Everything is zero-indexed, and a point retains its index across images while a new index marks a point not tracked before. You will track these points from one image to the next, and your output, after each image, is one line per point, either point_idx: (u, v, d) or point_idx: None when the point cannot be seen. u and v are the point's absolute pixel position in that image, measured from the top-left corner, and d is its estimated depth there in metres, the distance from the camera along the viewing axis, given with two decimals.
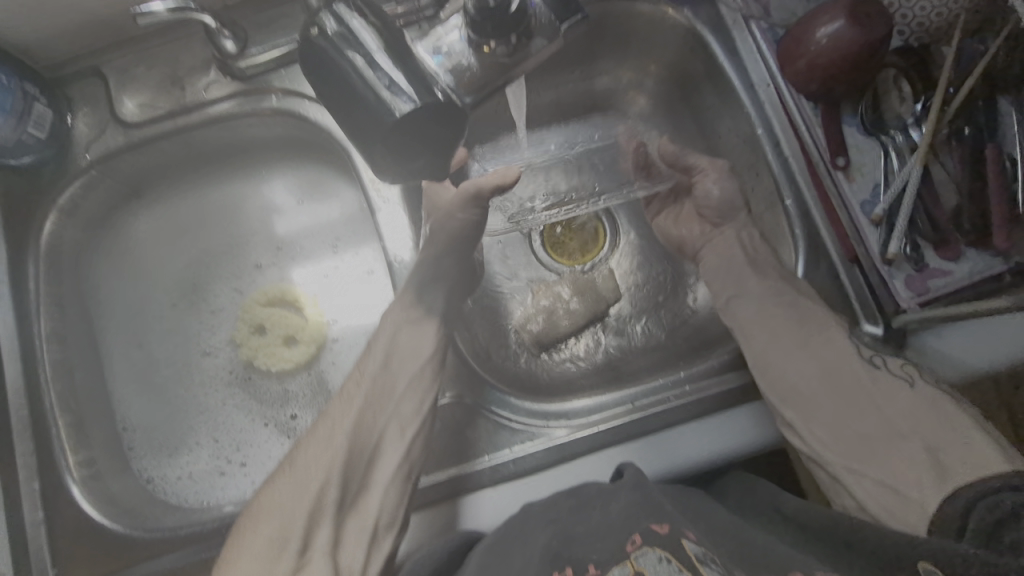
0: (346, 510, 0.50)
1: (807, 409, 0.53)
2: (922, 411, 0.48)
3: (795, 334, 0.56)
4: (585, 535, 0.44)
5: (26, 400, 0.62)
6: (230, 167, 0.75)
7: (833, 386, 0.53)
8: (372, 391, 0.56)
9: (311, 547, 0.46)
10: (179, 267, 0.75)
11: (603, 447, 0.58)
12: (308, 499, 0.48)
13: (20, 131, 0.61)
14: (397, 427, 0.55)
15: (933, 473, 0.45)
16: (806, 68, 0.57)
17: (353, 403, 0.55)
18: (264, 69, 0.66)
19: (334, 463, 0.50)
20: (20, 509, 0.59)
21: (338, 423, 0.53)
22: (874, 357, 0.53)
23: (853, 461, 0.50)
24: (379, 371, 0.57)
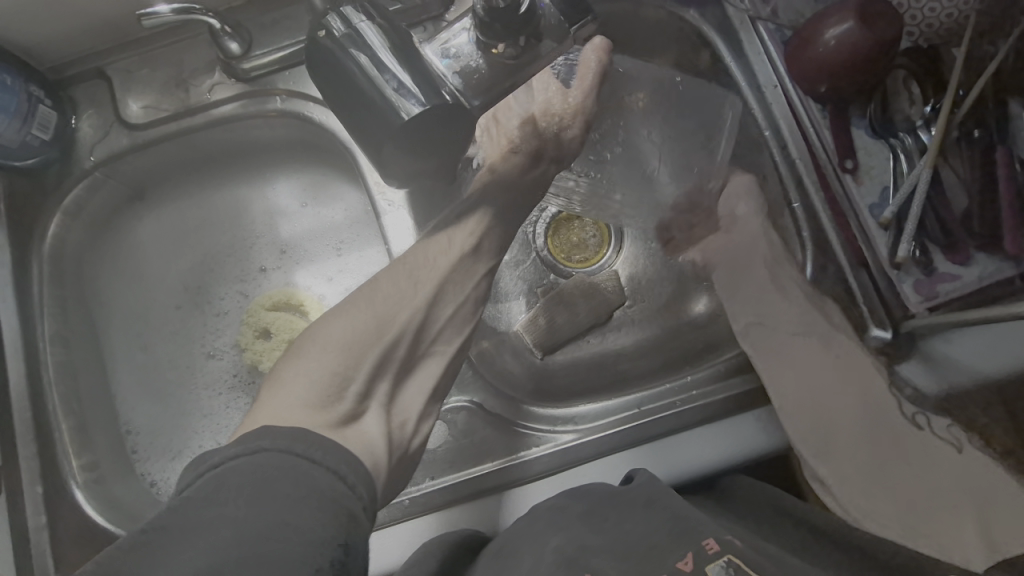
0: (408, 369, 0.47)
1: (839, 459, 0.53)
2: (961, 465, 0.52)
3: (836, 379, 0.56)
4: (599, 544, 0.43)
5: (29, 403, 0.61)
6: (235, 169, 0.75)
7: (874, 443, 0.54)
8: (455, 263, 0.50)
9: (370, 397, 0.43)
10: (183, 270, 0.74)
11: (609, 451, 0.57)
12: (379, 341, 0.44)
13: (24, 132, 0.61)
14: (472, 307, 0.52)
15: (979, 538, 0.48)
16: (814, 69, 0.57)
17: (436, 264, 0.49)
18: (268, 71, 0.66)
19: (409, 314, 0.46)
20: (24, 513, 0.59)
21: (404, 295, 0.47)
22: (918, 417, 0.54)
23: (896, 526, 0.49)
24: (467, 245, 0.52)
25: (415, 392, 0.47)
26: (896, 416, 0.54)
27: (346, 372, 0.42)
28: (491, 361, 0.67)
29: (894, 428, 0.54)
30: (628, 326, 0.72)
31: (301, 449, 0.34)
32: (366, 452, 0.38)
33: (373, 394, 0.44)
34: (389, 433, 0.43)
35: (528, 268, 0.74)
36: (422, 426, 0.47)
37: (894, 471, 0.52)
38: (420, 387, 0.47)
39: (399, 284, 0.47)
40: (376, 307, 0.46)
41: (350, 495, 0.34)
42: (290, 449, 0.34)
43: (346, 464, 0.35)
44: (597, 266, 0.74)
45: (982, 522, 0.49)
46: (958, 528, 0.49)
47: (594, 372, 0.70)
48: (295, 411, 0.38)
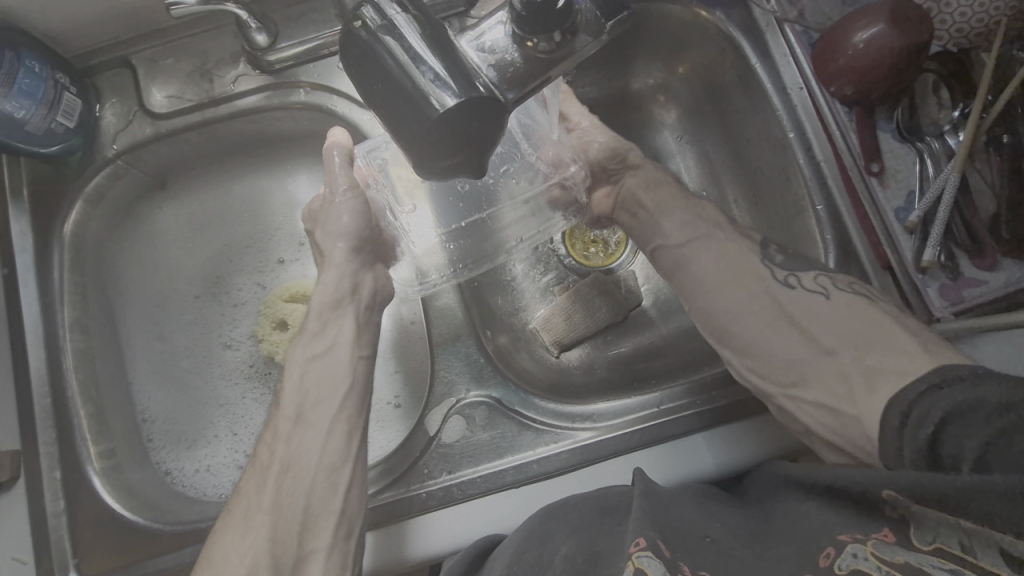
0: None
1: (738, 341, 0.53)
2: (840, 308, 0.50)
3: (720, 264, 0.56)
4: (610, 551, 0.44)
5: (49, 391, 0.62)
6: (255, 161, 0.75)
7: (753, 311, 0.53)
8: (284, 456, 0.52)
9: None
10: (201, 260, 0.75)
11: (629, 450, 0.57)
12: None
13: (49, 119, 0.61)
14: (326, 470, 0.52)
15: (865, 381, 0.46)
16: (843, 71, 0.57)
17: (267, 473, 0.52)
18: (292, 63, 0.66)
19: (255, 547, 0.48)
20: (42, 500, 0.59)
21: (246, 513, 0.50)
22: (790, 277, 0.53)
23: (790, 386, 0.50)
24: (294, 420, 0.54)
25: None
26: (770, 285, 0.53)
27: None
28: (509, 358, 0.67)
29: (771, 290, 0.53)
30: (642, 327, 0.73)
31: None
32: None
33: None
34: None
35: (544, 265, 0.75)
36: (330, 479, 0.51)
37: (770, 328, 0.52)
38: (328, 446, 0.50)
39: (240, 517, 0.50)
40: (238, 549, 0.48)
41: None
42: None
43: None
44: (612, 267, 0.75)
45: (864, 369, 0.46)
46: (842, 380, 0.47)
47: (610, 370, 0.70)
48: None
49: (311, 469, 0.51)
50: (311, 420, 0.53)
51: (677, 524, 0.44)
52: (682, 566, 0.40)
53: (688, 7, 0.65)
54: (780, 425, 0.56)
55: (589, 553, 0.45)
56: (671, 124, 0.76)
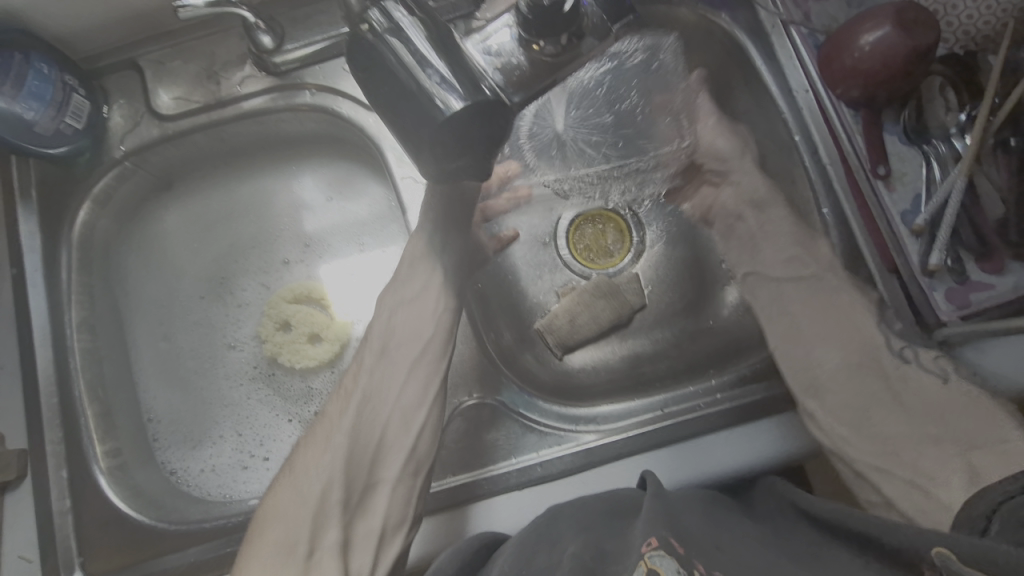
0: (354, 513, 0.53)
1: (830, 403, 0.56)
2: (943, 396, 0.53)
3: (819, 312, 0.61)
4: (617, 552, 0.43)
5: (56, 389, 0.62)
6: (261, 162, 0.75)
7: (849, 377, 0.58)
8: (369, 386, 0.57)
9: (318, 548, 0.50)
10: (207, 261, 0.75)
11: (632, 453, 0.57)
12: (309, 504, 0.51)
13: (58, 120, 0.61)
14: (401, 415, 0.56)
15: (966, 476, 0.48)
16: (851, 73, 0.56)
17: (350, 402, 0.56)
18: (298, 66, 0.66)
19: (335, 466, 0.52)
20: (47, 498, 0.59)
21: (332, 421, 0.55)
22: (903, 351, 0.56)
23: (877, 461, 0.54)
24: (378, 358, 0.58)
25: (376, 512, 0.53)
26: (883, 355, 0.57)
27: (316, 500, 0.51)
28: (513, 359, 0.67)
29: (880, 361, 0.57)
30: (649, 330, 0.72)
31: None
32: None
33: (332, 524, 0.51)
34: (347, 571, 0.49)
35: (550, 267, 0.74)
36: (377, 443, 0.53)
37: (870, 398, 0.56)
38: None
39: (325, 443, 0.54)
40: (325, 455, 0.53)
41: None
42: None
43: None
44: (613, 270, 0.74)
45: (967, 462, 0.49)
46: (944, 466, 0.50)
47: (613, 372, 0.70)
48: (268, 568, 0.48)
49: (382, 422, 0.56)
50: (395, 356, 0.58)
51: (681, 520, 0.45)
52: (696, 565, 0.40)
53: (694, 10, 0.65)
54: (783, 428, 0.56)
55: (595, 552, 0.44)
56: None
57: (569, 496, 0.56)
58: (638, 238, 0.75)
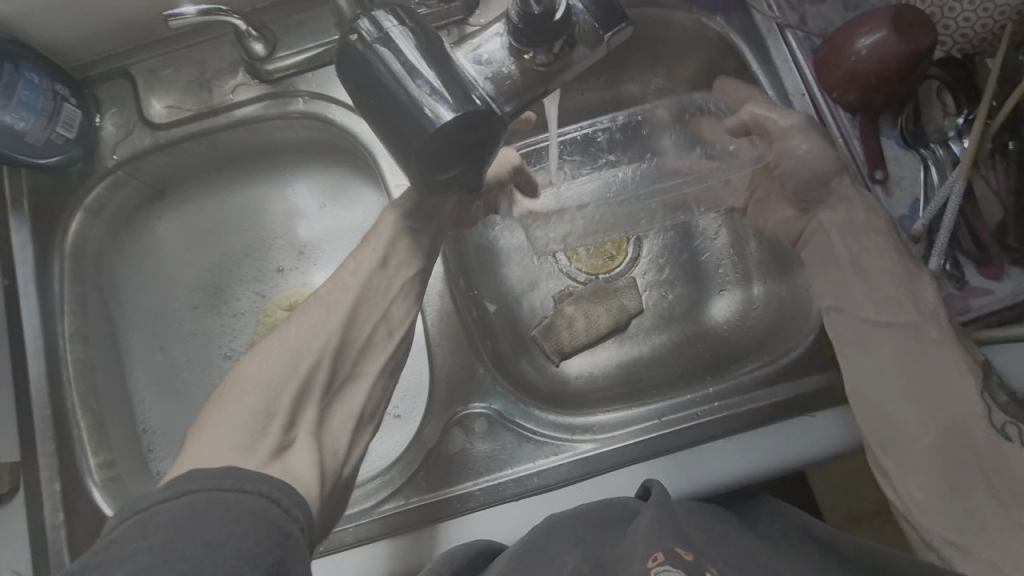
0: (334, 396, 0.51)
1: (907, 460, 0.50)
2: None
3: (911, 358, 0.51)
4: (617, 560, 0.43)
5: (49, 400, 0.62)
6: (255, 170, 0.75)
7: (945, 446, 0.49)
8: (368, 282, 0.53)
9: (297, 425, 0.47)
10: (201, 270, 0.74)
11: (630, 462, 0.57)
12: (296, 376, 0.48)
13: (49, 130, 0.61)
14: (385, 328, 0.55)
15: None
16: (847, 78, 0.56)
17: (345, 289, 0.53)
18: (290, 73, 0.66)
19: (324, 346, 0.49)
20: (41, 512, 0.59)
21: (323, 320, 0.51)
22: (1009, 427, 0.48)
23: (956, 536, 0.46)
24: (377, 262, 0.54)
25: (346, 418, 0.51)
26: (984, 426, 0.48)
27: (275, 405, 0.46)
28: (510, 367, 0.67)
29: (978, 434, 0.48)
30: (645, 335, 0.72)
31: (228, 484, 0.38)
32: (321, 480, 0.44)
33: (300, 422, 0.48)
34: (322, 465, 0.46)
35: (546, 273, 0.75)
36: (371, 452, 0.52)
37: (969, 479, 0.47)
38: (378, 409, 0.53)
39: (322, 318, 0.51)
40: (312, 334, 0.50)
41: (284, 516, 0.38)
42: (221, 486, 0.37)
43: (276, 487, 0.39)
44: (615, 271, 0.75)
45: None
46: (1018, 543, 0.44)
47: (610, 378, 0.70)
48: (222, 451, 0.43)
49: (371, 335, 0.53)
50: (389, 258, 0.55)
51: (686, 528, 0.44)
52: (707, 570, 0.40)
53: (689, 14, 0.65)
54: (780, 437, 0.56)
55: (593, 562, 0.44)
56: None
57: (565, 505, 0.56)
58: (633, 245, 0.76)
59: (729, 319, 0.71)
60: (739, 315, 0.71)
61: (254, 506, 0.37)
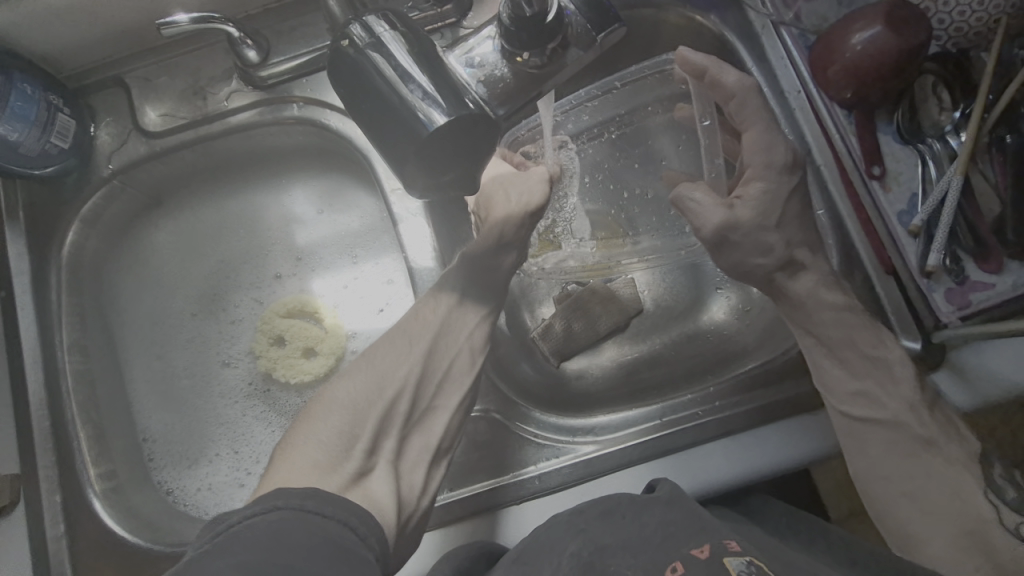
0: (412, 425, 0.54)
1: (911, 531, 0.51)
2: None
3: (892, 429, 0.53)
4: (617, 547, 0.43)
5: (48, 412, 0.61)
6: (251, 176, 0.74)
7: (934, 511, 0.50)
8: (423, 319, 0.56)
9: (376, 453, 0.50)
10: (196, 277, 0.73)
11: (632, 463, 0.57)
12: (357, 416, 0.50)
13: (43, 141, 0.61)
14: (439, 362, 0.56)
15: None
16: (840, 76, 0.56)
17: (400, 338, 0.55)
18: (285, 79, 0.66)
19: (392, 390, 0.52)
20: (42, 523, 0.59)
21: (398, 359, 0.54)
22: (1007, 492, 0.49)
23: None
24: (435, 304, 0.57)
25: (415, 448, 0.53)
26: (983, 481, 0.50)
27: (353, 434, 0.49)
28: (508, 369, 0.67)
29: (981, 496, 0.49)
30: (646, 335, 0.72)
31: (312, 506, 0.40)
32: (372, 506, 0.45)
33: (380, 451, 0.51)
34: (398, 490, 0.49)
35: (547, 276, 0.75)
36: (428, 486, 0.52)
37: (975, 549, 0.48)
38: (426, 442, 0.54)
39: (398, 347, 0.55)
40: (380, 364, 0.53)
41: (356, 539, 0.40)
42: (305, 506, 0.39)
43: (355, 516, 0.41)
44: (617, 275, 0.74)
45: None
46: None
47: (611, 378, 0.70)
48: (310, 471, 0.45)
49: (425, 362, 0.55)
50: (439, 303, 0.57)
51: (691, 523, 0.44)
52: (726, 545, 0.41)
53: (683, 13, 0.65)
54: (777, 434, 0.56)
55: (592, 548, 0.43)
56: None
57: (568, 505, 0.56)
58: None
59: (729, 317, 0.71)
60: (738, 315, 0.71)
61: (333, 531, 0.39)
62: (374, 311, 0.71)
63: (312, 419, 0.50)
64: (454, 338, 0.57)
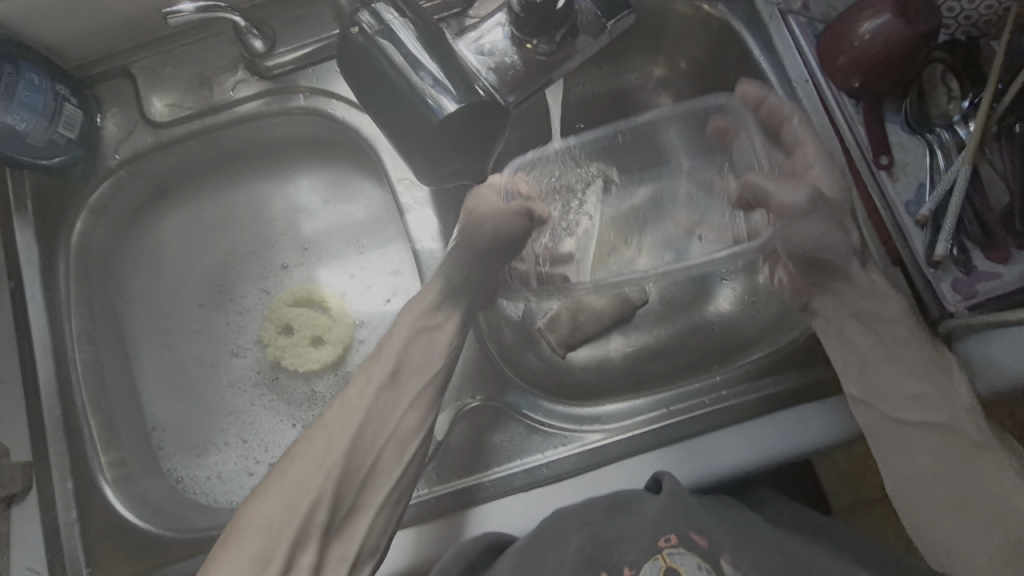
0: (335, 534, 0.51)
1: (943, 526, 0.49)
2: None
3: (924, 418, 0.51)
4: (619, 537, 0.49)
5: (58, 401, 0.62)
6: (256, 167, 0.74)
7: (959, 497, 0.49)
8: (371, 408, 0.54)
9: (292, 569, 0.48)
10: (204, 268, 0.73)
11: (638, 451, 0.57)
12: (295, 516, 0.49)
13: (50, 131, 0.62)
14: (377, 445, 0.53)
15: None
16: (848, 64, 0.57)
17: (351, 420, 0.53)
18: (290, 69, 0.66)
19: (325, 483, 0.50)
20: (55, 510, 0.59)
21: (327, 448, 0.52)
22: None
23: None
24: (386, 382, 0.55)
25: (342, 554, 0.50)
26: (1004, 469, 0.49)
27: (278, 526, 0.49)
28: (514, 359, 0.67)
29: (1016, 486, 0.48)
30: (651, 325, 0.73)
31: None
32: None
33: (296, 564, 0.48)
34: None
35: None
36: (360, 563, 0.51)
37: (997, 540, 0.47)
38: (348, 548, 0.51)
39: (330, 435, 0.52)
40: (303, 473, 0.51)
41: None
42: None
43: None
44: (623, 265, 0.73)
45: None
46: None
47: (616, 367, 0.71)
48: None
49: (349, 459, 0.51)
50: (400, 383, 0.55)
51: (686, 513, 0.48)
52: (719, 557, 0.46)
53: (689, 3, 0.65)
54: (786, 424, 0.56)
55: (597, 540, 0.49)
56: None
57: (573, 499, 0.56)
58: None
59: (734, 308, 0.71)
60: (744, 305, 0.71)
61: None
62: (381, 301, 0.71)
63: (234, 540, 0.49)
64: (386, 425, 0.54)
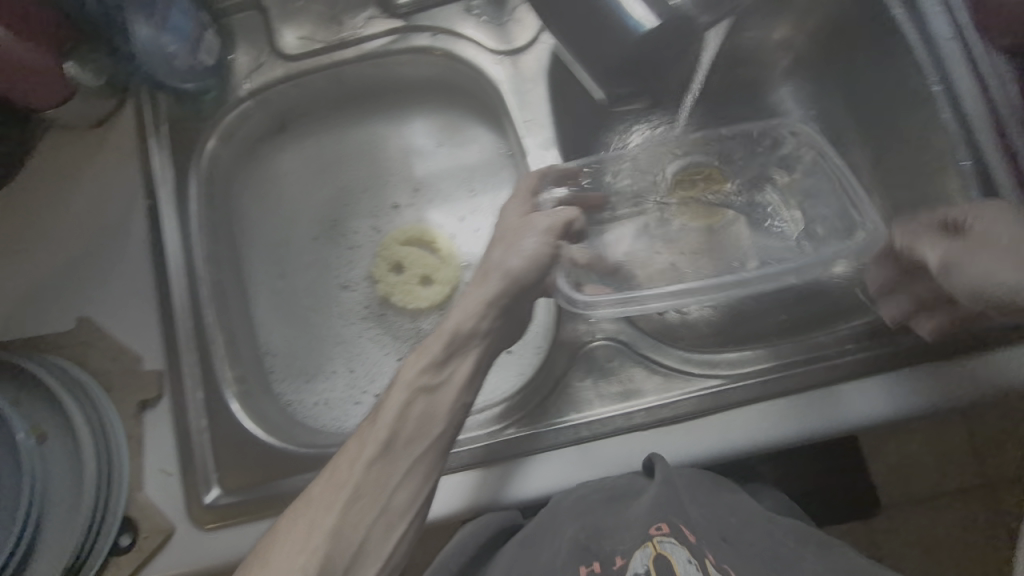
0: None
1: None
2: None
3: None
4: (613, 528, 0.51)
5: (191, 315, 0.65)
6: (372, 107, 0.75)
7: None
8: (364, 482, 0.45)
9: None
10: (319, 202, 0.75)
11: (759, 399, 0.57)
12: None
13: (193, 57, 0.64)
14: (377, 512, 0.46)
15: None
16: (999, 23, 0.61)
17: (336, 495, 0.44)
18: (421, 8, 0.67)
19: (308, 568, 0.42)
20: (186, 417, 0.63)
21: (312, 525, 0.43)
22: None
23: None
24: (378, 451, 0.46)
25: None
26: None
27: None
28: None
29: None
30: None
31: None
32: None
33: None
34: None
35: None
36: None
37: None
38: None
39: (311, 518, 0.44)
40: (313, 544, 0.42)
41: None
42: None
43: None
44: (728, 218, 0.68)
45: None
46: None
47: None
48: None
49: (333, 538, 0.43)
50: (396, 451, 0.47)
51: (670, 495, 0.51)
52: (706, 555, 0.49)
53: None
54: (914, 382, 0.55)
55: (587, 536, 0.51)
56: (789, 80, 0.76)
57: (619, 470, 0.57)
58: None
59: None
60: None
61: None
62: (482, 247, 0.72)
63: None
64: (386, 482, 0.46)
